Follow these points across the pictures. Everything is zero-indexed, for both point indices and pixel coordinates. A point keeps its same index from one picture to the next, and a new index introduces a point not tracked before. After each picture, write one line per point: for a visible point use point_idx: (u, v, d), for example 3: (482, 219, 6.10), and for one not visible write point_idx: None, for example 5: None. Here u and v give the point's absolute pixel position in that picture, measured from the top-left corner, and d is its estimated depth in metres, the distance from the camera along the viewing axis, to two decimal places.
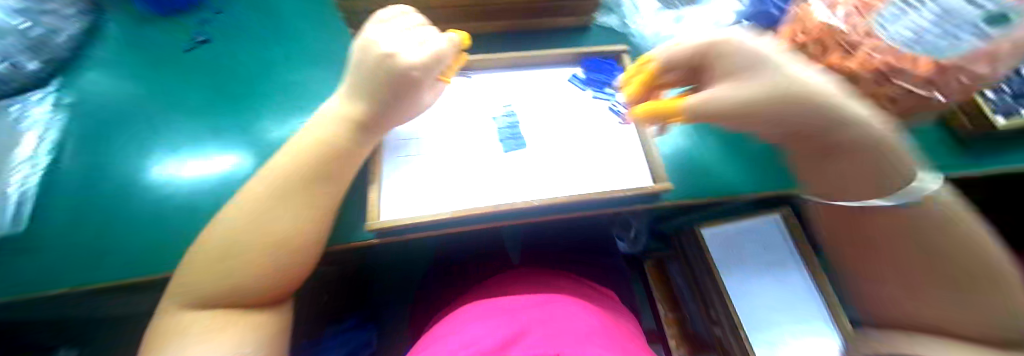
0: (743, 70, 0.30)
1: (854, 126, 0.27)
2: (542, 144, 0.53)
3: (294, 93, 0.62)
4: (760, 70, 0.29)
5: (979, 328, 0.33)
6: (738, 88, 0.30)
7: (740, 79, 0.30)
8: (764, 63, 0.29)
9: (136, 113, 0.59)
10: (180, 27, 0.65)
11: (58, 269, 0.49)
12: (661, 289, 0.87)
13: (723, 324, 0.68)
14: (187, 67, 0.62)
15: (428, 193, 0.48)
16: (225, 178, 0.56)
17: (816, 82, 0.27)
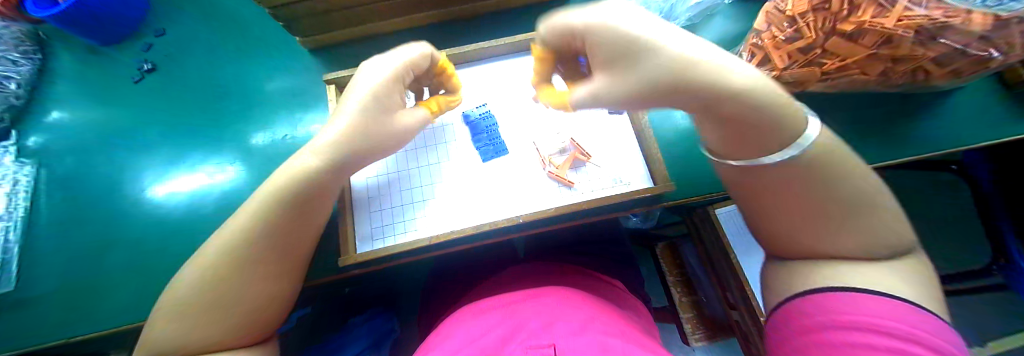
0: (614, 46, 0.25)
1: (736, 92, 0.22)
2: (524, 148, 0.48)
3: (260, 110, 0.60)
4: (620, 57, 0.25)
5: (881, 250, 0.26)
6: (623, 79, 0.25)
7: (623, 65, 0.25)
8: (638, 44, 0.24)
9: (110, 151, 0.59)
10: (130, 55, 0.61)
11: (58, 321, 0.51)
12: (674, 271, 0.78)
13: (740, 310, 0.65)
14: (147, 100, 0.60)
15: (401, 219, 0.44)
16: (201, 207, 0.56)
17: (698, 60, 0.22)
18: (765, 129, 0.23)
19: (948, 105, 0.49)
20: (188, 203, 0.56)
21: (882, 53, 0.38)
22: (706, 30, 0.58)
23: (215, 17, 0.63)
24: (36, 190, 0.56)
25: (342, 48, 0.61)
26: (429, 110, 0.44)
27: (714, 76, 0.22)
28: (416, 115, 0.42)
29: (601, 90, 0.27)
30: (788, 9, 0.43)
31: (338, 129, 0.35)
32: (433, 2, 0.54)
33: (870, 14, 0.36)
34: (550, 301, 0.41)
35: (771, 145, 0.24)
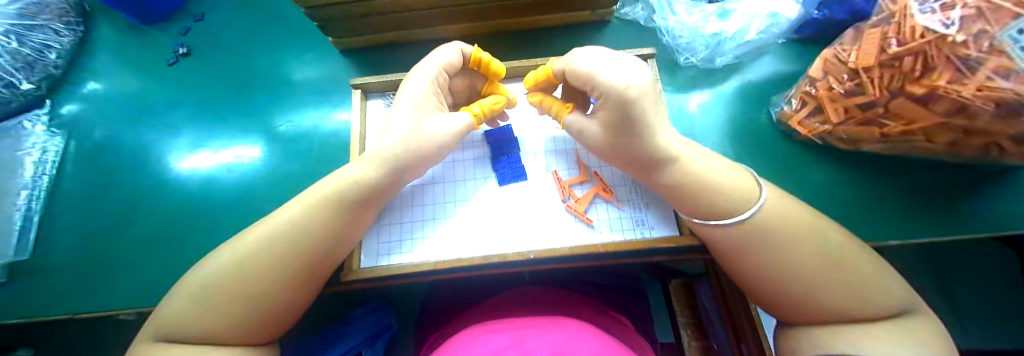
0: (620, 117, 0.34)
1: (668, 171, 0.37)
2: (544, 176, 0.46)
3: (281, 106, 0.60)
4: (627, 124, 0.35)
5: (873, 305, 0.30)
6: (614, 137, 0.36)
7: (620, 125, 0.35)
8: (640, 121, 0.34)
9: (134, 130, 0.60)
10: (165, 36, 0.62)
11: (58, 294, 0.53)
12: (685, 310, 0.66)
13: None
14: (175, 82, 0.61)
15: (412, 236, 0.43)
16: (215, 192, 0.57)
17: (663, 145, 0.36)
18: (708, 201, 0.36)
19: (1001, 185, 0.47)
20: (202, 186, 0.57)
21: (955, 123, 0.35)
22: (753, 69, 0.57)
23: (250, 6, 0.63)
24: (64, 161, 0.58)
25: (374, 49, 0.60)
26: (473, 114, 0.42)
27: (664, 154, 0.36)
28: (459, 122, 0.40)
29: (592, 136, 0.39)
30: (851, 60, 0.39)
31: (392, 140, 0.38)
32: (470, 15, 0.53)
33: (945, 78, 0.32)
34: (557, 329, 0.38)
35: (726, 212, 0.35)
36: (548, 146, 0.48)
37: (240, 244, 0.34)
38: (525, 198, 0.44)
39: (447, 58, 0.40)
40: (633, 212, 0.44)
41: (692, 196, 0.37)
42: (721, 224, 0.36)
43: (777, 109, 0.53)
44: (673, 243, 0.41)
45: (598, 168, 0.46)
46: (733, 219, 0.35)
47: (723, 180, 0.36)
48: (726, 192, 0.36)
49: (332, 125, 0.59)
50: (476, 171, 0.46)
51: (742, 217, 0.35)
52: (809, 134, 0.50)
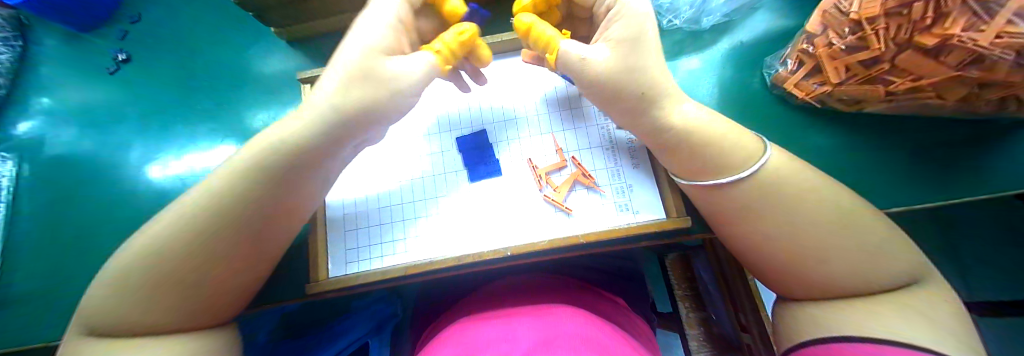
0: (627, 34, 0.33)
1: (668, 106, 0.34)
2: (518, 165, 0.43)
3: (235, 109, 0.57)
4: (638, 42, 0.33)
5: (879, 278, 0.28)
6: (623, 52, 0.33)
7: (629, 45, 0.33)
8: (649, 43, 0.34)
9: (88, 146, 0.58)
10: (105, 45, 0.58)
11: (36, 320, 0.54)
12: (683, 284, 0.64)
13: (753, 333, 0.55)
14: (123, 95, 0.58)
15: (383, 241, 0.41)
16: (175, 204, 0.56)
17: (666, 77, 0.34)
18: (702, 152, 0.33)
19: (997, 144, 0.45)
20: (162, 200, 0.56)
21: (971, 76, 0.31)
22: (744, 27, 0.53)
23: (188, 5, 0.59)
24: (19, 187, 0.57)
25: (332, 37, 0.56)
26: (437, 53, 0.35)
27: (663, 90, 0.34)
28: (421, 64, 0.34)
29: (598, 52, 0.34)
30: (852, 10, 0.35)
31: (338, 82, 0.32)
32: None
33: (960, 25, 0.28)
34: (550, 315, 0.36)
35: (722, 169, 0.33)
36: (521, 132, 0.44)
37: None
38: (499, 189, 0.42)
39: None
40: (613, 197, 0.41)
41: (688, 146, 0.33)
42: (717, 183, 0.33)
43: (773, 70, 0.49)
44: (657, 228, 0.39)
45: (578, 151, 0.43)
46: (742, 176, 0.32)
47: (722, 131, 0.33)
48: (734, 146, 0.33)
49: (283, 122, 0.56)
50: (446, 163, 0.44)
51: (737, 177, 0.32)
52: (806, 97, 0.46)
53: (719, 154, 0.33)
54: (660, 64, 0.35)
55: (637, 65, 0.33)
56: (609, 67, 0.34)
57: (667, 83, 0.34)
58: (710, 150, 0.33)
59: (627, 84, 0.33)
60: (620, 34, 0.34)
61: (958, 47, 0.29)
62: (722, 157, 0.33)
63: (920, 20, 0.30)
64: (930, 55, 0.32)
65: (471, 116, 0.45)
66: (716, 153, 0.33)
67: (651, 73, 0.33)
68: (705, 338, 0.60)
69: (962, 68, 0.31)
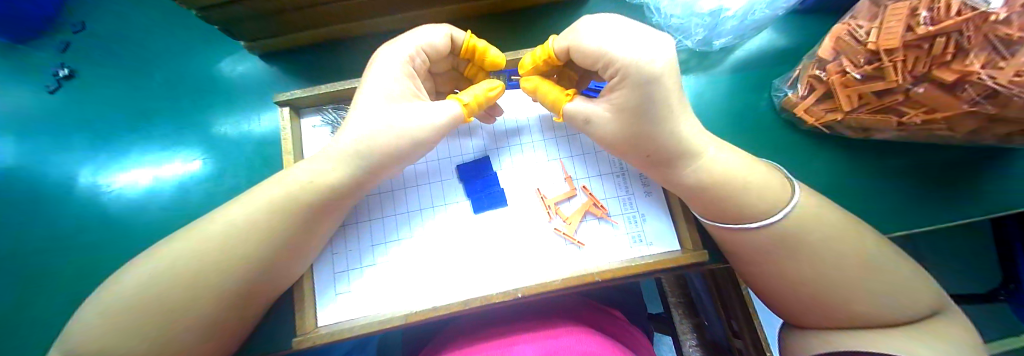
0: (635, 100, 0.30)
1: (690, 166, 0.33)
2: (525, 195, 0.40)
3: (202, 126, 0.51)
4: (648, 109, 0.30)
5: (883, 311, 0.30)
6: (623, 124, 0.32)
7: (636, 114, 0.31)
8: (657, 109, 0.30)
9: (28, 169, 0.51)
10: (40, 56, 0.50)
11: None
12: (676, 289, 0.64)
13: (746, 338, 0.50)
14: (65, 112, 0.51)
15: (380, 282, 0.38)
16: (131, 235, 0.50)
17: (685, 137, 0.32)
18: (737, 200, 0.33)
19: (985, 166, 0.47)
20: (115, 230, 0.50)
21: (987, 112, 0.31)
22: (748, 44, 0.52)
23: (139, 10, 0.51)
24: None
25: (314, 50, 0.51)
26: (464, 104, 0.35)
27: (681, 148, 0.32)
28: (445, 114, 0.35)
29: (602, 123, 0.33)
30: (870, 40, 0.34)
31: (355, 134, 0.33)
32: (424, 2, 0.43)
33: (979, 61, 0.28)
34: (559, 347, 0.35)
35: (752, 215, 0.33)
36: (530, 159, 0.42)
37: (148, 331, 0.27)
38: (507, 221, 0.39)
39: (428, 39, 0.35)
40: (625, 228, 0.39)
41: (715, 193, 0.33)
42: (741, 227, 0.33)
43: (781, 93, 0.49)
44: (673, 263, 0.37)
45: (587, 179, 0.41)
46: (774, 217, 0.32)
47: (752, 179, 0.33)
48: (760, 186, 0.33)
49: (258, 138, 0.51)
50: (449, 194, 0.41)
51: (770, 220, 0.32)
52: (815, 122, 0.46)
53: (750, 195, 0.33)
54: (679, 119, 0.32)
55: (648, 131, 0.31)
56: (615, 132, 0.33)
57: (684, 141, 0.32)
58: (742, 190, 0.33)
59: (637, 148, 0.33)
60: (628, 100, 0.31)
61: (980, 86, 0.29)
62: (749, 198, 0.33)
63: (938, 55, 0.30)
64: (953, 90, 0.31)
65: (477, 142, 0.42)
66: (745, 192, 0.33)
67: (664, 136, 0.31)
68: (698, 342, 0.59)
69: (981, 105, 0.30)
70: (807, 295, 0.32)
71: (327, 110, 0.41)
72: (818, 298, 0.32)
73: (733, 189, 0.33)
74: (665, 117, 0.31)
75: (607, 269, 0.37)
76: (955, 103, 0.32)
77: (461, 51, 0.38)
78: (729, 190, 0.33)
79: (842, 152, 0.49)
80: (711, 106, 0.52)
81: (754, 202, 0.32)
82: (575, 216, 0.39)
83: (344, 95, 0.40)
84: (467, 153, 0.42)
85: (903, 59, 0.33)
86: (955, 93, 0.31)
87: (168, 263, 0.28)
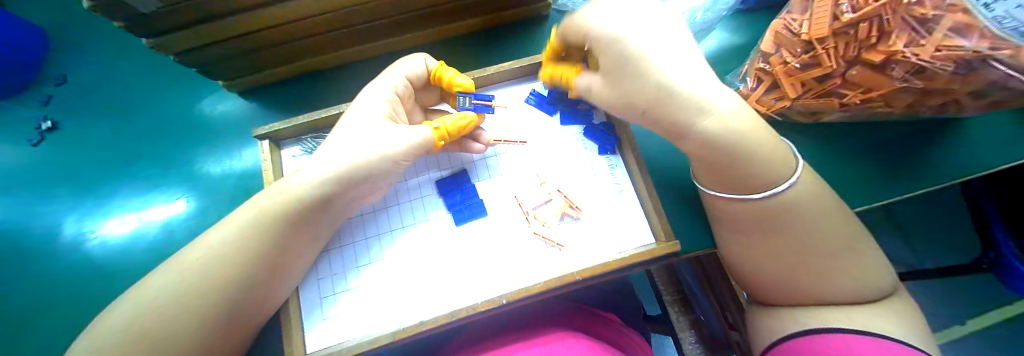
0: (610, 65, 0.33)
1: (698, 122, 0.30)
2: (503, 204, 0.42)
3: (184, 164, 0.52)
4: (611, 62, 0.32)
5: (851, 291, 0.31)
6: (606, 85, 0.34)
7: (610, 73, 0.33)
8: (632, 55, 0.31)
9: (10, 224, 0.51)
10: (22, 109, 0.52)
11: None
12: (669, 287, 0.60)
13: (740, 329, 0.49)
14: (47, 165, 0.52)
15: (365, 303, 0.38)
16: (116, 279, 0.50)
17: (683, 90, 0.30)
18: (742, 172, 0.31)
19: (936, 141, 0.50)
20: (98, 277, 0.50)
21: (915, 87, 0.33)
22: (703, 45, 0.55)
23: (120, 59, 0.54)
24: None
25: (291, 85, 0.53)
26: (433, 129, 0.37)
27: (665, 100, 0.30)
28: (416, 137, 0.35)
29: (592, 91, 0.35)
30: (802, 32, 0.37)
31: (321, 162, 0.33)
32: (387, 31, 0.46)
33: (904, 40, 0.30)
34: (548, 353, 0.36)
35: (755, 187, 0.31)
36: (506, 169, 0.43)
37: None
38: (486, 230, 0.41)
39: (409, 70, 0.38)
40: (601, 226, 0.41)
41: (715, 156, 0.31)
42: (746, 198, 0.32)
43: (733, 87, 0.51)
44: (648, 256, 0.38)
45: (560, 183, 0.43)
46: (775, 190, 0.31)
47: (757, 144, 0.30)
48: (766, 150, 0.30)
49: (239, 171, 0.52)
50: (428, 208, 0.42)
51: (771, 191, 0.31)
52: (765, 112, 0.47)
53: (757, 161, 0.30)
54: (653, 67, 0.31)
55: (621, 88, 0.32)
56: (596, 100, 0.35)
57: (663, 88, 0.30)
58: (750, 159, 0.31)
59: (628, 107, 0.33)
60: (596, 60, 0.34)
61: (906, 62, 0.31)
62: (758, 170, 0.30)
63: (864, 40, 0.33)
64: (885, 67, 0.33)
65: (454, 157, 0.44)
66: (751, 164, 0.30)
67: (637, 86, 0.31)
68: (697, 340, 0.54)
69: (912, 80, 0.33)
70: (771, 275, 0.34)
71: (304, 138, 0.42)
72: (782, 278, 0.33)
73: (739, 152, 0.30)
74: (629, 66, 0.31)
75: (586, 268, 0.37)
76: (889, 81, 0.34)
77: (433, 80, 0.41)
78: (735, 157, 0.31)
79: (803, 136, 0.52)
80: None
81: (763, 175, 0.31)
82: (553, 219, 0.41)
83: (320, 123, 0.41)
84: (446, 168, 0.44)
85: (834, 45, 0.35)
86: (887, 70, 0.33)
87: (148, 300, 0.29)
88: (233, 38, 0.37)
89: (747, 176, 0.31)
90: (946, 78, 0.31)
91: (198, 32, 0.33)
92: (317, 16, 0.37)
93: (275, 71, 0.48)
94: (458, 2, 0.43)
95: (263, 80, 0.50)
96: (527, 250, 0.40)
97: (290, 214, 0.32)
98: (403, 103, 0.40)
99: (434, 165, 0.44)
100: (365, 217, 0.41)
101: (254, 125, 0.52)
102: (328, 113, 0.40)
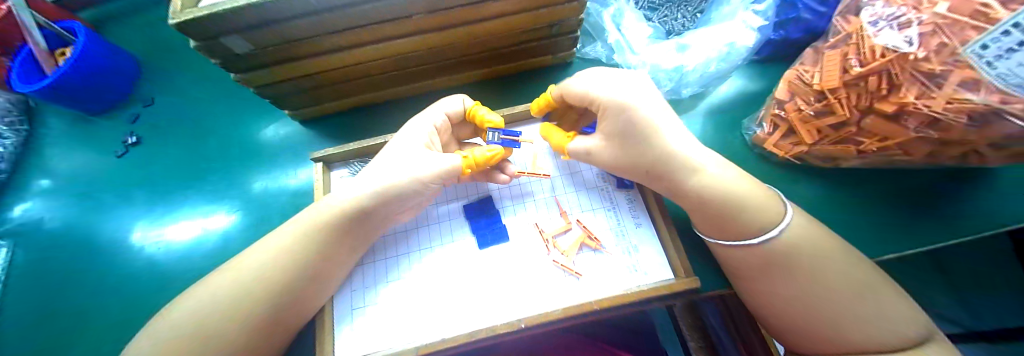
0: (622, 127, 0.37)
1: (694, 178, 0.36)
2: (526, 232, 0.44)
3: (237, 180, 0.58)
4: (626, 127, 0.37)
5: (883, 334, 0.30)
6: (616, 149, 0.38)
7: (622, 136, 0.38)
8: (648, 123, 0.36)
9: (84, 227, 0.58)
10: (115, 126, 0.60)
11: None
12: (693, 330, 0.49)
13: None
14: (126, 174, 0.59)
15: (390, 318, 0.40)
16: (166, 283, 0.54)
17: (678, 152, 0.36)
18: (738, 217, 0.36)
19: (963, 191, 0.49)
20: (150, 279, 0.54)
21: (931, 136, 0.34)
22: (717, 92, 0.58)
23: (200, 88, 0.62)
24: (9, 273, 0.56)
25: (340, 115, 0.59)
26: (463, 158, 0.39)
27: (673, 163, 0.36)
28: (445, 165, 0.38)
29: (601, 154, 0.39)
30: (815, 82, 0.40)
31: (363, 188, 0.37)
32: (428, 73, 0.52)
33: (913, 93, 0.32)
34: None
35: (753, 232, 0.35)
36: (532, 198, 0.46)
37: None
38: (509, 255, 0.42)
39: (449, 108, 0.43)
40: (621, 258, 0.42)
41: (714, 206, 0.36)
42: (747, 244, 0.36)
43: (751, 131, 0.54)
44: (667, 290, 0.38)
45: (581, 214, 0.45)
46: (772, 234, 0.34)
47: (746, 194, 0.36)
48: (760, 203, 0.36)
49: (284, 189, 0.57)
50: (454, 230, 0.44)
51: (766, 235, 0.35)
52: (785, 155, 0.50)
53: (755, 211, 0.35)
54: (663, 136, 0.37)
55: (635, 148, 0.37)
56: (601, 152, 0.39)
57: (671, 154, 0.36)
58: (747, 210, 0.35)
59: (641, 163, 0.37)
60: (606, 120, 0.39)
61: (918, 113, 0.33)
62: (752, 220, 0.35)
63: (874, 93, 0.35)
64: (898, 116, 0.35)
65: (483, 185, 0.47)
66: (745, 214, 0.35)
67: (653, 149, 0.37)
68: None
69: (926, 130, 0.34)
70: (795, 316, 0.34)
71: (352, 163, 0.47)
72: (807, 318, 0.33)
73: (740, 202, 0.35)
74: (644, 135, 0.37)
75: (605, 299, 0.38)
76: (904, 130, 0.35)
77: (468, 118, 0.45)
78: (738, 207, 0.36)
79: (824, 181, 0.52)
80: None
81: (753, 224, 0.35)
82: (573, 249, 0.42)
83: (367, 149, 0.46)
84: (473, 195, 0.47)
85: (846, 96, 0.38)
86: (901, 119, 0.35)
87: (208, 298, 0.32)
88: (301, 76, 0.43)
89: (743, 224, 0.36)
90: (959, 129, 0.32)
91: (280, 71, 0.40)
92: (376, 60, 0.43)
93: (327, 104, 0.55)
94: (494, 51, 0.49)
95: (320, 112, 0.57)
96: (547, 277, 0.41)
97: (338, 227, 0.36)
98: (441, 134, 0.44)
99: (464, 192, 0.47)
100: (398, 237, 0.44)
101: (306, 148, 0.59)
102: (375, 142, 0.45)
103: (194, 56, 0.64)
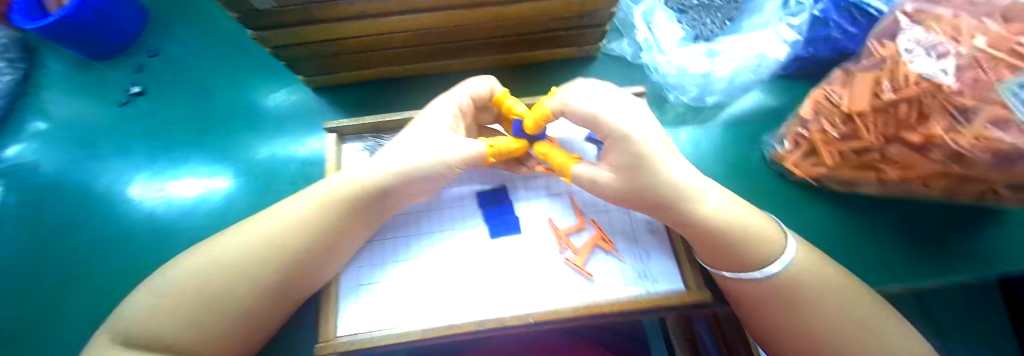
0: (631, 158, 0.34)
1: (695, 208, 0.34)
2: (538, 227, 0.43)
3: (241, 143, 0.56)
4: (638, 160, 0.34)
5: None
6: (627, 180, 0.35)
7: (631, 166, 0.34)
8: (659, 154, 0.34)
9: (78, 175, 0.56)
10: (117, 75, 0.58)
11: None
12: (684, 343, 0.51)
13: None
14: (127, 125, 0.57)
15: (393, 298, 0.39)
16: (160, 240, 0.53)
17: (684, 184, 0.34)
18: (744, 248, 0.35)
19: (969, 228, 0.50)
20: (145, 235, 0.53)
21: (954, 170, 0.34)
22: (737, 103, 0.58)
23: (208, 42, 0.60)
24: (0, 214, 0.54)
25: (358, 86, 0.57)
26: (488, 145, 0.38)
27: (682, 196, 0.34)
28: (470, 149, 0.36)
29: (606, 182, 0.36)
30: (844, 104, 0.40)
31: (382, 167, 0.36)
32: (451, 52, 0.50)
33: (942, 126, 0.31)
34: None
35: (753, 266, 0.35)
36: (547, 193, 0.45)
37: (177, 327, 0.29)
38: (519, 247, 0.42)
39: (476, 89, 0.42)
40: (631, 263, 0.41)
41: (715, 238, 0.35)
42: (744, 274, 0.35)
43: (770, 147, 0.53)
44: (676, 297, 0.38)
45: (594, 213, 0.44)
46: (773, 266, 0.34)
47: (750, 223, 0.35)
48: (758, 237, 0.35)
49: (288, 156, 0.56)
50: (464, 219, 0.44)
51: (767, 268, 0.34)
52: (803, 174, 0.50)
53: (764, 240, 0.35)
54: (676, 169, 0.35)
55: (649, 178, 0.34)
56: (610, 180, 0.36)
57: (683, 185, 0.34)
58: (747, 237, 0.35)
59: (654, 198, 0.35)
60: (614, 150, 0.35)
61: (945, 145, 0.32)
62: (755, 250, 0.35)
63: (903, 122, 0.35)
64: (924, 147, 0.34)
65: (499, 174, 0.46)
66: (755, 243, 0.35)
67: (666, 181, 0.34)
68: None
69: (950, 164, 0.34)
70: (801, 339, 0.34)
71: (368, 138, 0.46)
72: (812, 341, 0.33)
73: (747, 233, 0.35)
74: (660, 166, 0.34)
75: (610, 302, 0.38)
76: (927, 161, 0.35)
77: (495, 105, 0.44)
78: (748, 234, 0.35)
79: (834, 204, 0.52)
80: (710, 152, 0.56)
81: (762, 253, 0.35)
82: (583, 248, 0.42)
83: (382, 125, 0.45)
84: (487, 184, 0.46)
85: (874, 121, 0.37)
86: (927, 151, 0.34)
87: (211, 263, 0.32)
88: (323, 41, 0.41)
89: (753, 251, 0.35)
90: (982, 166, 0.32)
91: (303, 32, 0.38)
92: (400, 33, 0.42)
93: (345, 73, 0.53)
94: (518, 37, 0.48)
95: (337, 81, 0.55)
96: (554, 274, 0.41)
97: (350, 202, 0.35)
98: (465, 118, 0.43)
99: (481, 179, 0.46)
100: (410, 218, 0.43)
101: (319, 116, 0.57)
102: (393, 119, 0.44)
103: (203, 8, 0.61)
